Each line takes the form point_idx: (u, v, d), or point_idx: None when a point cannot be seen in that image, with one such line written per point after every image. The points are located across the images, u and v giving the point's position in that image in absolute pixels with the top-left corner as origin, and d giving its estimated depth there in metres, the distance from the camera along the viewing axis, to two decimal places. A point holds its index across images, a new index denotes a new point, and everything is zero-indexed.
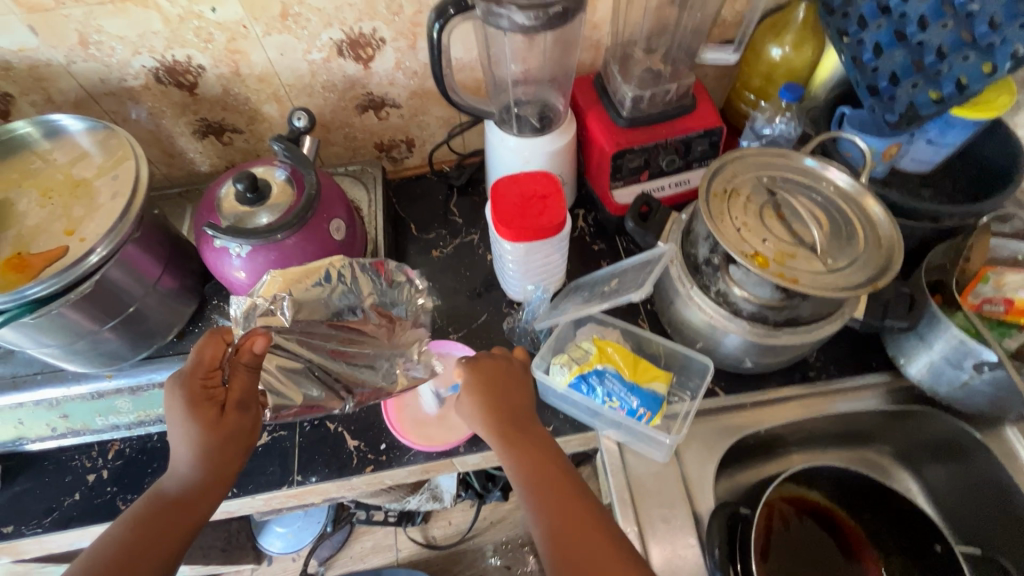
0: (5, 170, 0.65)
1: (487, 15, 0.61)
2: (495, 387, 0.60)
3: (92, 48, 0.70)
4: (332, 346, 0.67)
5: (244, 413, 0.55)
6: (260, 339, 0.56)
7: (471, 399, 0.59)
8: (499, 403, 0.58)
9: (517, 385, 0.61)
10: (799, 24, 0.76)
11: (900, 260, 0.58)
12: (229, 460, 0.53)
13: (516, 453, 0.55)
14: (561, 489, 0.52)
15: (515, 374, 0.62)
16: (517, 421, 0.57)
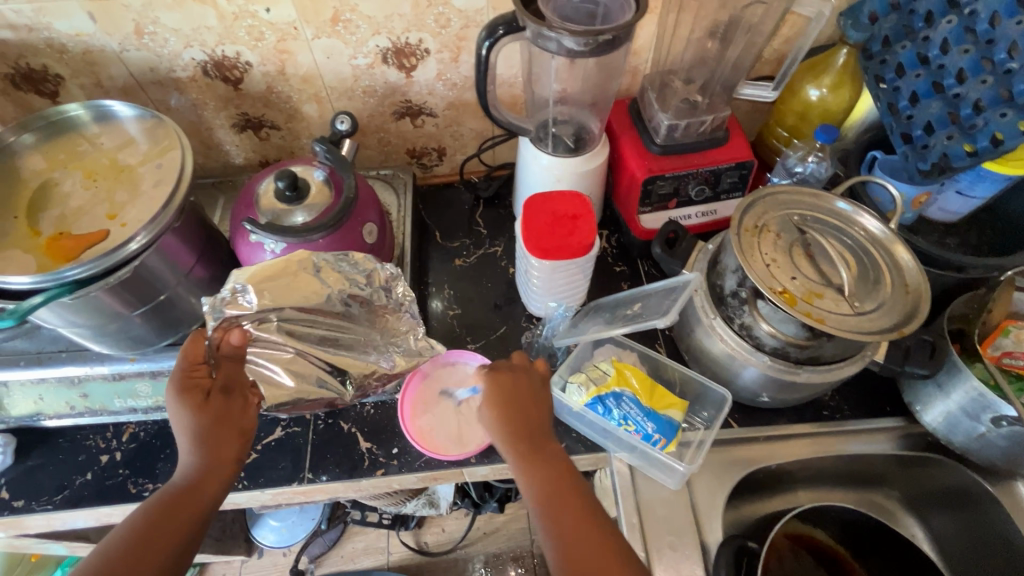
0: (53, 150, 0.66)
1: (536, 38, 0.63)
2: (515, 399, 0.59)
3: (146, 38, 0.72)
4: (328, 331, 0.68)
5: (235, 402, 0.58)
6: (240, 333, 0.60)
7: (489, 411, 0.58)
8: (516, 417, 0.58)
9: (531, 397, 0.60)
10: (838, 68, 0.78)
11: (926, 309, 0.58)
12: (228, 449, 0.56)
13: (531, 473, 0.55)
14: (571, 511, 0.53)
15: (531, 387, 0.61)
16: (531, 438, 0.57)
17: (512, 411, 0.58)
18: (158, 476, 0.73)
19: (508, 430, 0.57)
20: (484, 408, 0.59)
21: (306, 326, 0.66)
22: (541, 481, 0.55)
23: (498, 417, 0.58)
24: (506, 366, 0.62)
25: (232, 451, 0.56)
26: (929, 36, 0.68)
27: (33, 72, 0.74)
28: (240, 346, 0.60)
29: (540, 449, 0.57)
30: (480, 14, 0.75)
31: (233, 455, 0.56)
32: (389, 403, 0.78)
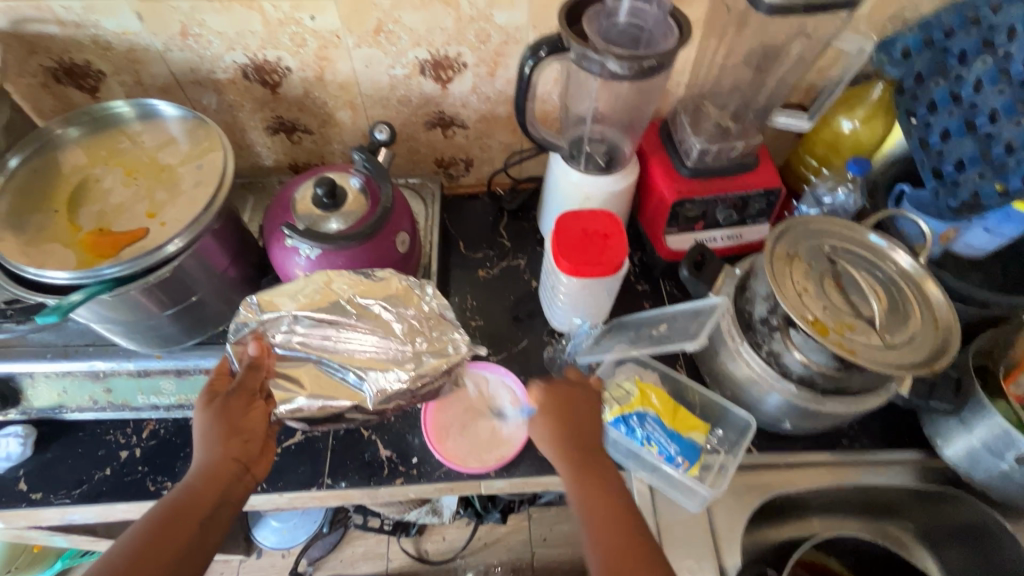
0: (95, 146, 0.67)
1: (579, 59, 0.65)
2: (568, 411, 0.62)
3: (191, 40, 0.73)
4: (347, 342, 0.66)
5: (239, 404, 0.60)
6: (257, 346, 0.63)
7: (544, 421, 0.62)
8: (569, 428, 0.60)
9: (587, 410, 0.63)
10: (873, 102, 0.79)
11: (956, 346, 0.59)
12: (228, 446, 0.57)
13: (580, 481, 0.57)
14: (617, 520, 0.54)
15: (590, 402, 0.64)
16: (582, 447, 0.59)
17: (566, 420, 0.61)
18: (177, 475, 0.73)
19: (562, 439, 0.60)
20: (539, 416, 0.62)
21: (323, 338, 0.66)
22: (592, 491, 0.56)
23: (552, 426, 0.61)
24: (564, 380, 0.65)
25: (231, 447, 0.57)
26: (962, 75, 0.70)
27: (76, 67, 0.75)
28: (256, 357, 0.63)
29: (592, 461, 0.58)
30: (520, 32, 0.76)
31: (235, 453, 0.57)
32: (409, 412, 0.78)
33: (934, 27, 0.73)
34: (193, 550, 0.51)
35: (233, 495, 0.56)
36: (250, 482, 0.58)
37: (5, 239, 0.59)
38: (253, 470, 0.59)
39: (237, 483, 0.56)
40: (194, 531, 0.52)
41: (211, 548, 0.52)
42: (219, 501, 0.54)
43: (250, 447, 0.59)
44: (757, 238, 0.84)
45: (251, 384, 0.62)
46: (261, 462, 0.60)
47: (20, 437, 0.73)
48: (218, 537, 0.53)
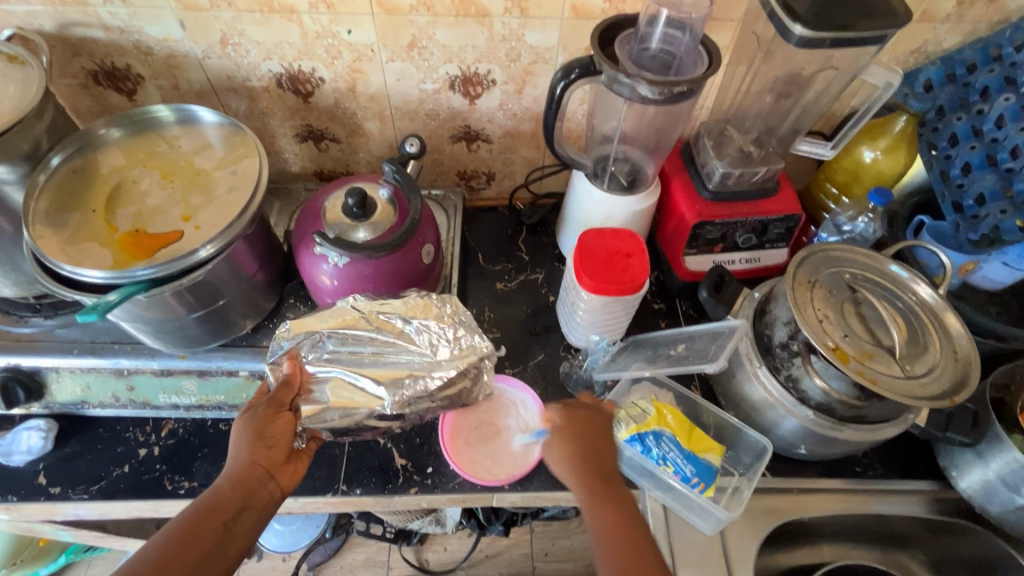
0: (134, 149, 0.69)
1: (611, 82, 0.67)
2: (587, 436, 0.64)
3: (230, 49, 0.75)
4: (371, 352, 0.67)
5: (268, 414, 0.61)
6: (291, 364, 0.65)
7: (561, 443, 0.64)
8: (585, 455, 0.62)
9: (603, 437, 0.65)
10: (895, 133, 0.80)
11: (976, 379, 0.60)
12: (253, 454, 0.58)
13: (598, 504, 0.59)
14: (630, 547, 0.56)
15: (603, 429, 0.66)
16: (600, 475, 0.61)
17: (584, 447, 0.63)
18: (194, 475, 0.73)
19: (580, 466, 0.62)
20: (555, 440, 0.64)
21: (348, 350, 0.67)
22: (608, 521, 0.58)
23: (570, 452, 0.63)
24: (579, 404, 0.67)
25: (256, 456, 0.58)
26: (984, 110, 0.71)
27: (117, 70, 0.76)
28: (290, 374, 0.64)
29: (609, 489, 0.60)
30: (550, 52, 0.78)
31: (260, 460, 0.58)
32: (425, 422, 0.79)
33: (957, 61, 0.75)
34: (212, 556, 0.53)
35: (257, 502, 0.57)
36: (274, 491, 0.59)
37: (44, 236, 0.60)
38: (277, 479, 0.59)
39: (260, 491, 0.57)
40: (215, 537, 0.53)
41: (233, 554, 0.54)
42: (241, 508, 0.56)
43: (276, 456, 0.60)
44: (774, 263, 0.84)
45: (281, 398, 0.62)
46: (287, 472, 0.61)
47: (42, 431, 0.74)
48: (241, 544, 0.55)
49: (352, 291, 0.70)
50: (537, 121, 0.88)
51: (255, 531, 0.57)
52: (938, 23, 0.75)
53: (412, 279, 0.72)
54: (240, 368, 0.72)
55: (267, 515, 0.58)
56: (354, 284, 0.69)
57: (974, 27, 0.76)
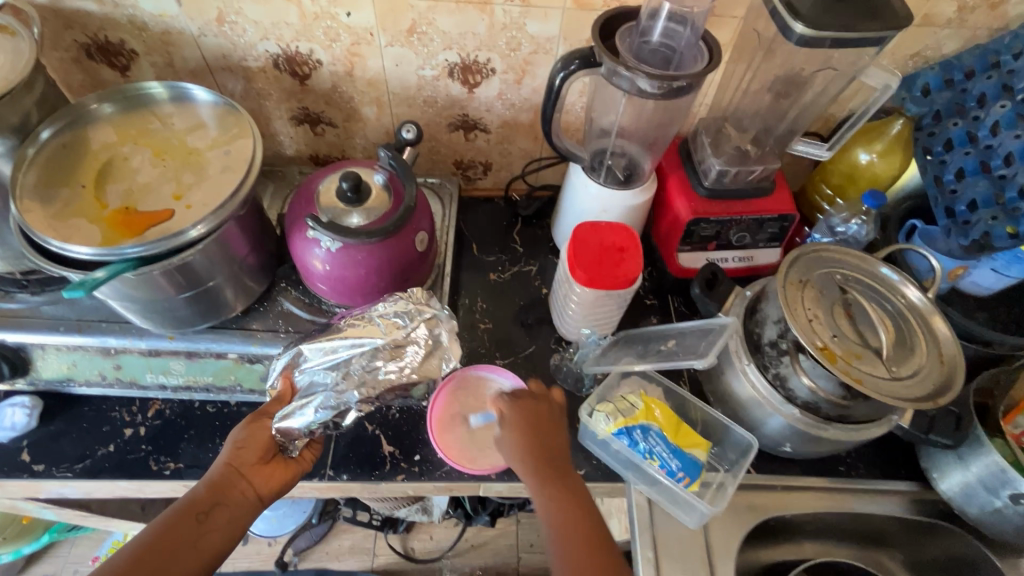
0: (125, 126, 0.68)
1: (610, 74, 0.66)
2: (535, 426, 0.64)
3: (226, 27, 0.74)
4: (345, 348, 0.67)
5: (248, 423, 0.65)
6: (283, 381, 0.68)
7: (511, 435, 0.63)
8: (534, 444, 0.62)
9: (550, 425, 0.65)
10: (892, 137, 0.81)
11: (960, 383, 0.60)
12: (229, 457, 0.62)
13: (546, 495, 0.59)
14: (582, 541, 0.56)
15: (554, 420, 0.66)
16: (548, 462, 0.61)
17: (531, 437, 0.63)
18: (180, 456, 0.73)
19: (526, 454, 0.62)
20: (506, 431, 0.64)
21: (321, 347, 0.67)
22: (561, 512, 0.58)
23: (521, 442, 0.63)
24: (527, 393, 0.67)
25: (231, 458, 0.62)
26: (980, 116, 0.71)
27: (110, 45, 0.75)
28: (282, 391, 0.67)
29: (557, 478, 0.60)
30: (551, 43, 0.77)
31: (233, 461, 0.62)
32: (413, 410, 0.79)
33: (956, 67, 0.75)
34: (183, 549, 0.55)
35: (230, 500, 0.59)
36: (248, 491, 0.61)
37: (32, 210, 0.59)
38: (252, 479, 0.62)
39: (232, 490, 0.60)
40: (187, 533, 0.56)
41: (206, 549, 0.56)
42: (213, 504, 0.58)
43: (251, 457, 0.63)
44: (767, 262, 0.85)
45: (269, 407, 0.66)
46: (264, 474, 0.63)
47: (27, 408, 0.73)
48: (214, 539, 0.57)
49: (344, 277, 0.70)
50: (535, 112, 0.87)
51: (231, 529, 0.59)
52: (939, 27, 0.75)
53: (405, 267, 0.72)
54: (230, 350, 0.72)
55: (244, 514, 0.60)
56: (346, 269, 0.69)
57: (974, 33, 0.76)
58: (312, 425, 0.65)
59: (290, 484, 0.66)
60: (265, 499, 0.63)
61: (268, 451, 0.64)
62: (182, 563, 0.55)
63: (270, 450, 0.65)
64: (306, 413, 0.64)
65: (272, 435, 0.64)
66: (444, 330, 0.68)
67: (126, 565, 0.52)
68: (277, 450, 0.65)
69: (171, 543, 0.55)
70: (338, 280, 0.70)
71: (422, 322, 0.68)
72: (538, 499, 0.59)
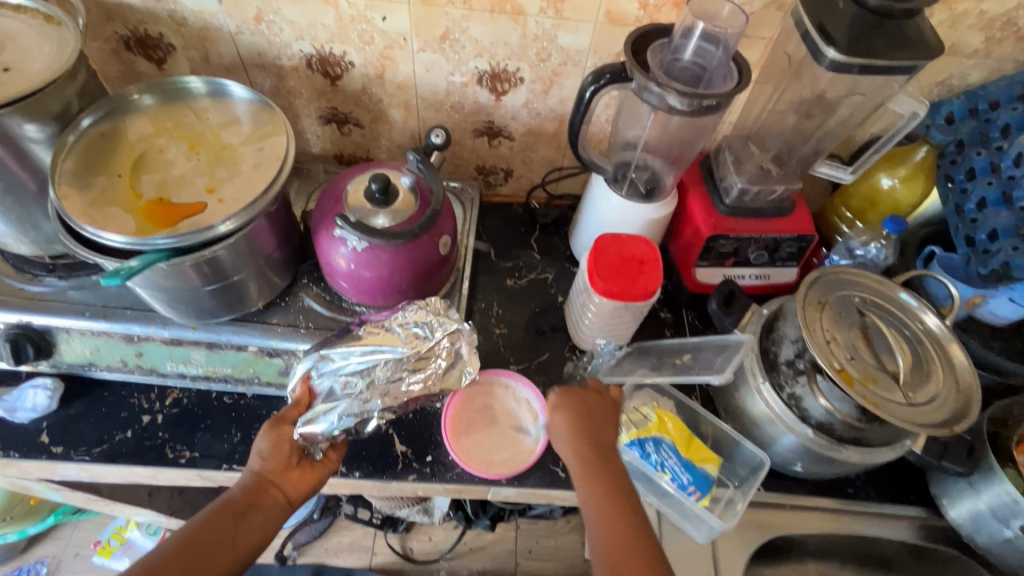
0: (161, 118, 0.69)
1: (640, 89, 0.68)
2: (587, 418, 0.65)
3: (263, 26, 0.75)
4: (363, 356, 0.68)
5: (269, 430, 0.65)
6: (302, 386, 0.68)
7: (565, 421, 0.65)
8: (584, 432, 0.64)
9: (604, 416, 0.66)
10: (915, 162, 0.82)
11: (977, 410, 0.61)
12: (257, 466, 0.63)
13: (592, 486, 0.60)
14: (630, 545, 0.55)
15: (609, 413, 0.67)
16: (596, 447, 0.63)
17: (581, 429, 0.64)
18: (196, 445, 0.74)
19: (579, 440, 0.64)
20: (557, 418, 0.66)
21: (341, 352, 0.68)
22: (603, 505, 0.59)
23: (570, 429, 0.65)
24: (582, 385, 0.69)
25: (260, 467, 0.63)
26: (1003, 147, 0.72)
27: (149, 38, 0.77)
28: (300, 396, 0.68)
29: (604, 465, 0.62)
30: (580, 55, 0.78)
31: (264, 468, 0.63)
32: (427, 411, 0.80)
33: (980, 97, 0.76)
34: (220, 546, 0.57)
35: (263, 504, 0.61)
36: (279, 497, 0.62)
37: (70, 196, 0.60)
38: (282, 485, 0.63)
39: (264, 495, 0.61)
40: (225, 529, 0.57)
41: (242, 547, 0.58)
42: (247, 507, 0.60)
43: (280, 464, 0.64)
44: (784, 281, 0.85)
45: (287, 414, 0.66)
46: (294, 479, 0.64)
47: (48, 390, 0.75)
48: (250, 539, 0.58)
49: (367, 276, 0.71)
50: (560, 122, 0.88)
51: (265, 531, 0.60)
52: (965, 57, 0.76)
53: (427, 269, 0.73)
54: (250, 343, 0.73)
55: (276, 517, 0.61)
56: (369, 268, 0.70)
57: (1000, 65, 0.77)
58: (335, 430, 0.65)
59: (319, 486, 0.67)
60: (295, 504, 0.64)
61: (294, 455, 0.65)
62: (219, 558, 0.56)
63: (295, 454, 0.65)
64: (329, 419, 0.65)
65: (294, 440, 0.65)
66: (463, 344, 0.68)
67: (167, 560, 0.54)
68: (301, 454, 0.66)
69: (210, 540, 0.56)
70: (361, 280, 0.71)
71: (444, 335, 0.68)
72: (585, 487, 0.61)
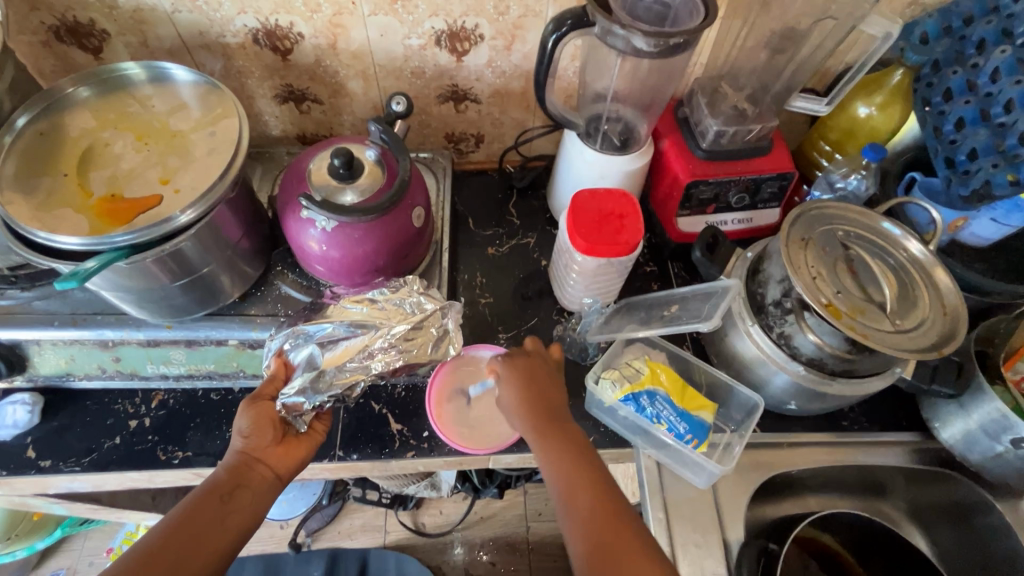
0: (103, 110, 0.66)
1: (604, 34, 0.65)
2: (531, 379, 0.65)
3: (200, 1, 0.70)
4: (341, 328, 0.69)
5: (247, 407, 0.63)
6: (275, 361, 0.67)
7: (510, 390, 0.65)
8: (534, 407, 0.63)
9: (547, 377, 0.67)
10: (892, 87, 0.80)
11: (964, 331, 0.61)
12: (239, 445, 0.62)
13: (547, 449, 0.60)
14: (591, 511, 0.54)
15: (549, 372, 0.68)
16: (547, 415, 0.62)
17: (530, 393, 0.64)
18: (188, 444, 0.73)
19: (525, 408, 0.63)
20: (505, 385, 0.66)
21: (314, 325, 0.68)
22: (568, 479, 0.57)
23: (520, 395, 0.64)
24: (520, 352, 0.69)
25: (242, 446, 0.62)
26: (979, 64, 0.69)
27: (79, 25, 0.72)
28: (275, 372, 0.66)
29: (560, 430, 0.61)
30: (540, 5, 0.74)
31: (246, 447, 0.62)
32: (419, 387, 0.79)
33: (954, 14, 0.73)
34: (212, 528, 0.56)
35: (250, 482, 0.60)
36: (267, 472, 0.61)
37: (15, 202, 0.57)
38: (269, 461, 0.62)
39: (250, 472, 0.60)
40: (214, 510, 0.56)
41: (234, 528, 0.57)
42: (234, 486, 0.59)
43: (263, 441, 0.62)
44: (767, 222, 0.84)
45: (263, 390, 0.65)
46: (279, 455, 0.63)
47: (27, 405, 0.73)
48: (241, 518, 0.58)
49: (342, 257, 0.68)
50: (526, 80, 0.85)
51: (255, 508, 0.59)
52: None
53: (403, 244, 0.71)
54: (230, 337, 0.71)
55: (265, 492, 0.60)
56: (343, 248, 0.67)
57: None
58: (322, 400, 0.66)
59: (306, 459, 0.66)
60: (284, 477, 0.63)
61: (278, 431, 0.64)
62: (211, 541, 0.55)
63: (278, 428, 0.64)
64: (316, 390, 0.65)
65: (277, 412, 0.64)
66: (450, 320, 0.71)
67: (157, 548, 0.53)
68: (284, 428, 0.65)
69: (199, 523, 0.55)
70: (337, 261, 0.69)
71: (434, 309, 0.70)
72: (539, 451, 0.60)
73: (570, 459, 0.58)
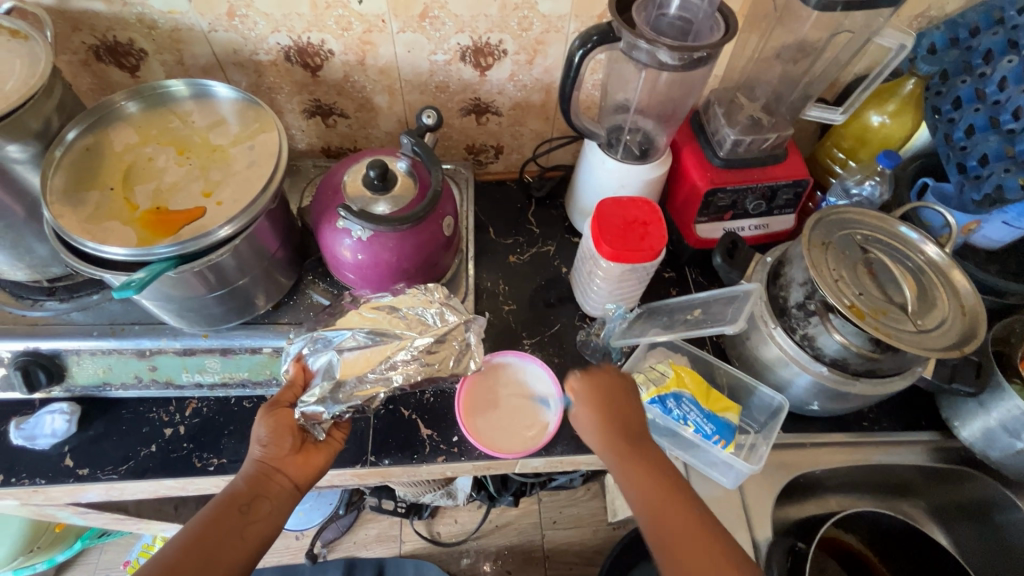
0: (146, 126, 0.68)
1: (628, 49, 0.68)
2: (609, 401, 0.64)
3: (237, 21, 0.73)
4: (361, 336, 0.70)
5: (266, 416, 0.63)
6: (294, 367, 0.68)
7: (585, 410, 0.64)
8: (614, 422, 0.62)
9: (625, 396, 0.65)
10: (903, 96, 0.82)
11: (984, 330, 0.62)
12: (258, 453, 0.62)
13: (629, 472, 0.60)
14: (693, 531, 0.55)
15: (629, 391, 0.66)
16: (630, 439, 0.62)
17: (608, 414, 0.63)
18: (223, 451, 0.74)
19: (607, 433, 0.62)
20: (580, 411, 0.64)
21: (336, 332, 0.70)
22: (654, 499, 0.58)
23: (595, 422, 0.63)
24: (597, 369, 0.67)
25: (261, 455, 0.62)
26: (986, 73, 0.72)
27: (119, 45, 0.74)
28: (294, 378, 0.67)
29: (645, 454, 0.61)
30: (562, 21, 0.77)
31: (265, 456, 0.62)
32: (446, 393, 0.81)
33: (960, 25, 0.76)
34: (231, 541, 0.56)
35: (269, 492, 0.60)
36: (285, 482, 0.62)
37: (65, 214, 0.59)
38: (288, 471, 0.62)
39: (270, 482, 0.60)
40: (233, 524, 0.57)
41: (252, 540, 0.57)
42: (253, 496, 0.59)
43: (281, 450, 0.62)
44: (782, 228, 0.86)
45: (282, 397, 0.65)
46: (297, 464, 0.63)
47: (66, 414, 0.74)
48: (259, 530, 0.58)
49: (373, 265, 0.70)
50: (547, 92, 0.88)
51: (273, 519, 0.59)
52: None
53: (433, 253, 0.73)
54: (265, 345, 0.73)
55: (284, 503, 0.61)
56: (376, 257, 0.69)
57: None
58: (341, 410, 0.67)
59: (324, 468, 0.66)
60: (302, 487, 0.63)
61: (296, 439, 0.64)
62: (229, 555, 0.55)
63: (297, 436, 0.64)
64: (335, 400, 0.67)
65: (295, 420, 0.64)
66: (473, 334, 0.73)
67: (175, 559, 0.53)
68: (303, 436, 0.65)
69: (217, 538, 0.55)
70: (368, 269, 0.71)
71: (458, 324, 0.72)
72: (622, 473, 0.60)
73: (661, 490, 0.58)
